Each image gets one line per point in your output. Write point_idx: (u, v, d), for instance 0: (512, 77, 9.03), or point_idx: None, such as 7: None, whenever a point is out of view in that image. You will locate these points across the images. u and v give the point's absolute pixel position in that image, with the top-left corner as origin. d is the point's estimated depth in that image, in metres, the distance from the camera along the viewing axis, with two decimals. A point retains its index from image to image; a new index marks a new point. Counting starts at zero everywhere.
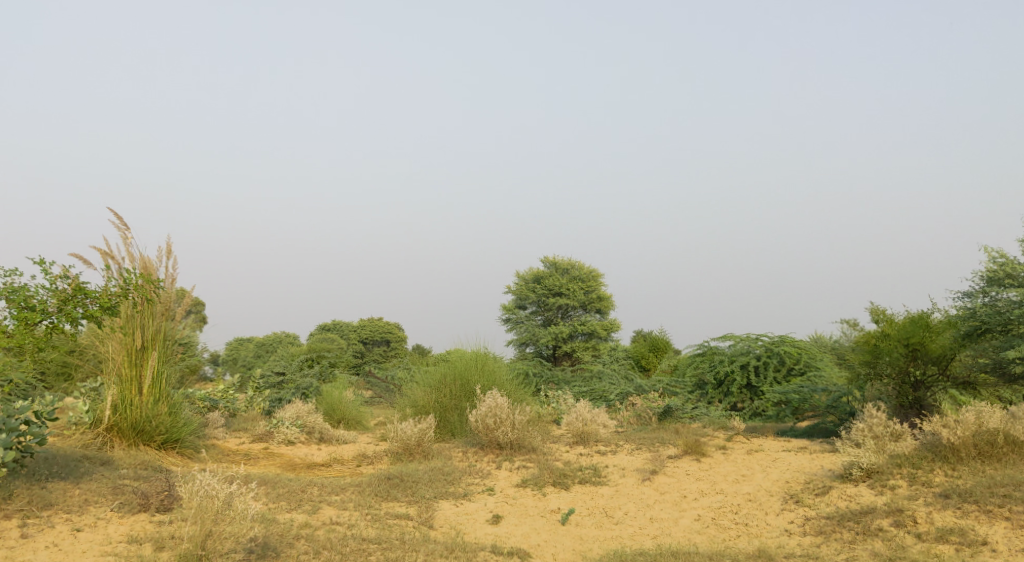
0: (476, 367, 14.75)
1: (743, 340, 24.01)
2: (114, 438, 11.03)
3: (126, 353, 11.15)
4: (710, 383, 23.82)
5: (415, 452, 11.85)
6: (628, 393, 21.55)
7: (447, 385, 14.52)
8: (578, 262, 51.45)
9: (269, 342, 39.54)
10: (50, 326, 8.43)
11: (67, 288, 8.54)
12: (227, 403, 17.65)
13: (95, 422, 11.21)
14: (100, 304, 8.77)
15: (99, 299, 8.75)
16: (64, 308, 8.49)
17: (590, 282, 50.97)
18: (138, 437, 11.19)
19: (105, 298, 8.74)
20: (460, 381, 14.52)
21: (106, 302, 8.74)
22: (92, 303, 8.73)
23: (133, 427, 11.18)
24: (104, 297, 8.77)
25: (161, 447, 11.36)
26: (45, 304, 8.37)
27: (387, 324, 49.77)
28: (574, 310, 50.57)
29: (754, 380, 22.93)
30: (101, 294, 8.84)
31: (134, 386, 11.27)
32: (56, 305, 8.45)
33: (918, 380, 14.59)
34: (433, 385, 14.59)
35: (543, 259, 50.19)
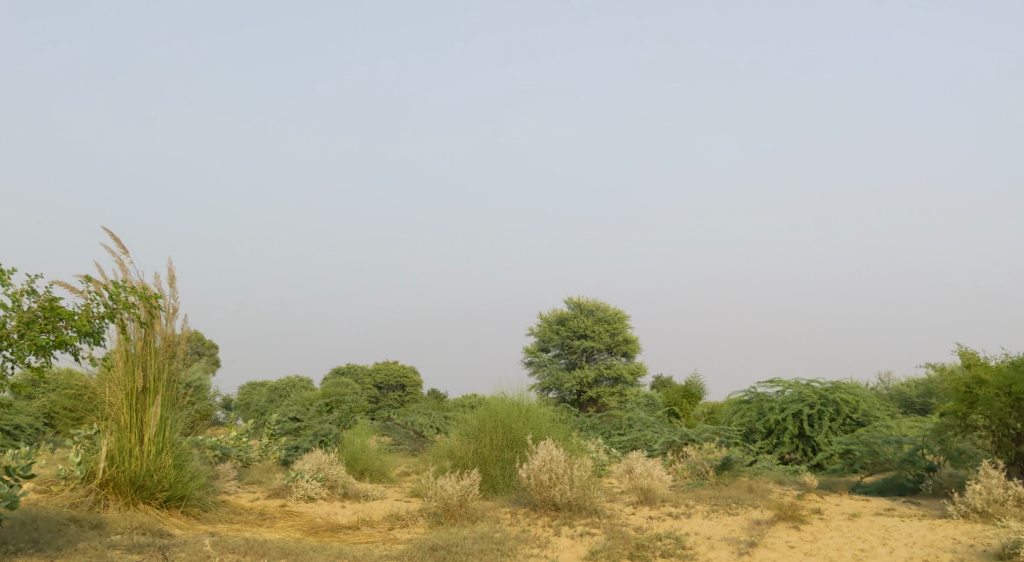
0: (518, 415, 13.14)
1: (794, 386, 22.27)
2: (108, 495, 9.51)
3: (124, 396, 9.74)
4: (759, 433, 22.06)
5: (455, 513, 10.20)
6: (674, 443, 19.86)
7: (487, 433, 12.91)
8: (603, 304, 49.92)
9: (283, 386, 37.98)
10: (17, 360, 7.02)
11: (33, 310, 7.15)
12: (240, 452, 16.05)
13: (88, 476, 9.70)
14: (78, 329, 7.36)
15: (76, 322, 7.34)
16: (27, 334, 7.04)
17: (616, 324, 49.29)
18: (135, 494, 9.62)
19: (83, 320, 7.30)
20: (500, 429, 12.92)
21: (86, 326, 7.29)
22: (66, 328, 7.32)
23: (131, 482, 9.63)
24: (81, 320, 7.36)
25: (163, 506, 9.78)
26: (4, 329, 6.97)
27: (402, 368, 48.18)
28: (599, 353, 48.87)
29: (808, 430, 21.16)
30: (78, 314, 7.42)
31: (133, 435, 9.76)
32: (19, 331, 7.05)
33: (1020, 433, 12.89)
34: (470, 433, 12.98)
35: (566, 300, 48.61)
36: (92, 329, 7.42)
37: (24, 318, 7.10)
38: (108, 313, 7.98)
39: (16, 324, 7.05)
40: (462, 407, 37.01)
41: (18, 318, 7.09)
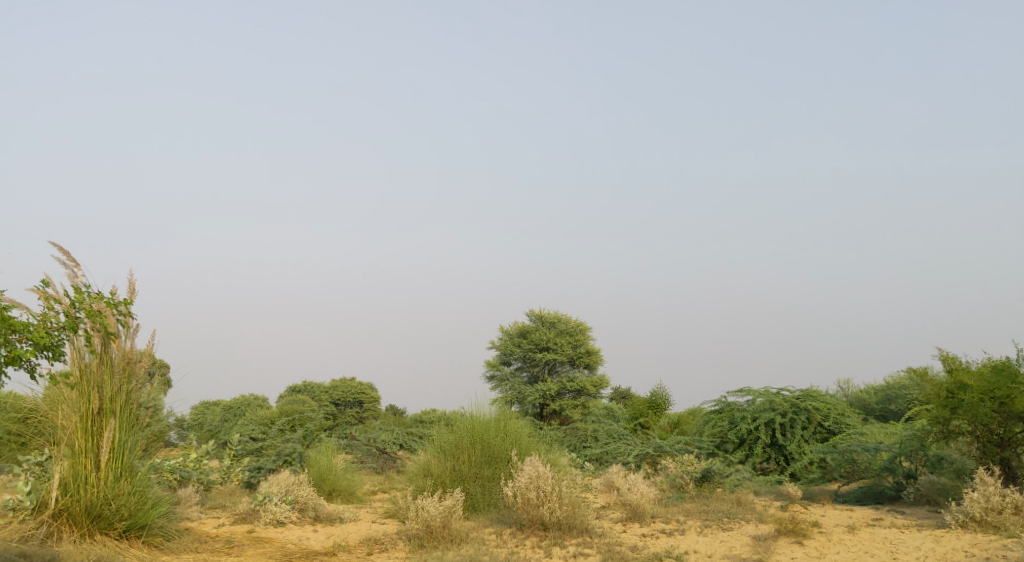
0: (495, 430, 12.61)
1: (765, 395, 22.10)
2: (62, 527, 8.77)
3: (79, 418, 9.04)
4: (731, 443, 21.83)
5: (438, 536, 9.57)
6: (647, 455, 19.53)
7: (464, 450, 12.35)
8: (565, 316, 49.66)
9: (237, 405, 36.75)
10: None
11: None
12: (200, 475, 15.23)
13: (39, 506, 8.93)
14: (34, 342, 6.80)
15: (32, 333, 6.79)
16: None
17: (579, 335, 49.01)
18: (92, 525, 8.88)
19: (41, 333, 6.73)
20: (478, 444, 12.38)
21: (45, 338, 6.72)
22: (22, 340, 6.78)
23: (87, 512, 8.90)
24: (38, 332, 6.81)
25: (123, 537, 9.06)
26: None
27: (359, 385, 47.22)
28: (562, 365, 48.54)
29: (780, 439, 20.99)
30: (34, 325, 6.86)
31: (89, 460, 9.03)
32: None
33: (1003, 438, 12.77)
34: (447, 450, 12.40)
35: (528, 311, 48.23)
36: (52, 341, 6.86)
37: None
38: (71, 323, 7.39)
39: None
40: (425, 422, 36.31)
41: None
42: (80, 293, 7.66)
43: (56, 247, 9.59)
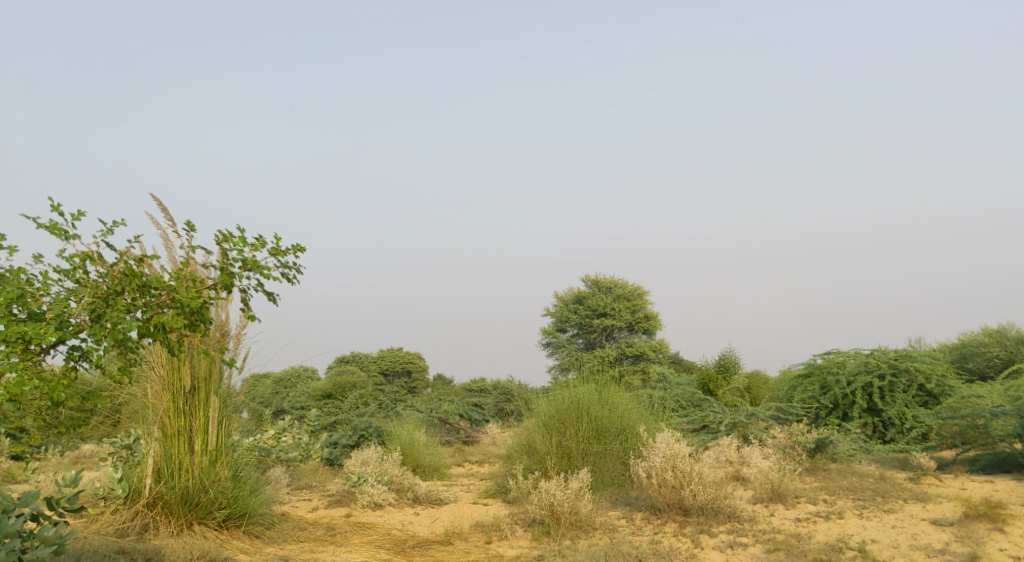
0: (601, 402, 11.57)
1: (860, 357, 20.71)
2: (157, 518, 7.95)
3: (170, 397, 8.21)
4: (825, 408, 20.54)
5: (566, 522, 8.50)
6: (738, 423, 18.34)
7: (571, 423, 11.33)
8: (621, 280, 48.39)
9: (289, 376, 36.18)
10: (93, 348, 5.63)
11: (110, 281, 5.78)
12: (280, 452, 14.47)
13: (132, 495, 8.12)
14: (178, 306, 5.95)
15: (175, 296, 5.93)
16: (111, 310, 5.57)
17: (636, 300, 47.71)
18: (190, 514, 8.06)
19: (189, 294, 5.86)
20: (585, 417, 11.34)
21: (196, 304, 5.87)
22: (163, 304, 5.96)
23: (183, 500, 8.07)
24: (181, 294, 5.94)
25: (222, 526, 8.22)
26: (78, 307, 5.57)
27: (408, 354, 46.64)
28: (619, 331, 47.36)
29: (879, 404, 19.66)
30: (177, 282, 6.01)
31: (182, 442, 8.20)
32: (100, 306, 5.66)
33: None
34: (552, 424, 11.39)
35: (584, 277, 47.00)
36: (201, 305, 6.01)
37: (96, 292, 5.67)
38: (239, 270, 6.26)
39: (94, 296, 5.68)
40: (480, 391, 35.51)
41: (89, 290, 5.68)
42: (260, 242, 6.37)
43: (154, 200, 8.54)
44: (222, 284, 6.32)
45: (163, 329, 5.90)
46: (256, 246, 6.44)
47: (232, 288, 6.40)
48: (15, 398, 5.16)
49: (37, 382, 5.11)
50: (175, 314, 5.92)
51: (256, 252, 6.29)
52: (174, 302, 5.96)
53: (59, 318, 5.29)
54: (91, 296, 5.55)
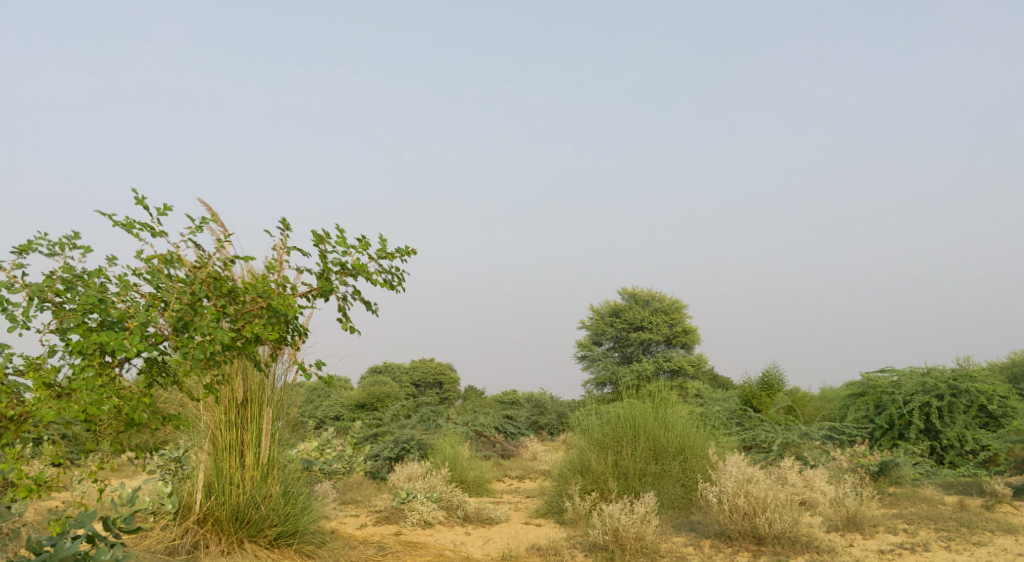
0: (657, 420, 11.08)
1: (917, 375, 19.94)
2: (208, 535, 7.65)
3: (221, 408, 7.93)
4: (880, 428, 19.80)
5: (632, 549, 8.05)
6: (790, 443, 17.66)
7: (626, 442, 10.86)
8: (659, 293, 47.72)
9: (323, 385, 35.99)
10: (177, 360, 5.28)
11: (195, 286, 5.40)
12: (322, 465, 14.15)
13: (182, 511, 7.84)
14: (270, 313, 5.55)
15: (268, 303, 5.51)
16: (199, 319, 5.23)
17: (675, 314, 47.00)
18: (241, 532, 7.75)
19: (284, 301, 5.51)
20: (641, 435, 10.87)
21: (290, 313, 5.52)
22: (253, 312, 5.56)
23: (234, 516, 7.77)
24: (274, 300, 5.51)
25: (273, 545, 7.90)
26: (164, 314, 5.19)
27: (440, 365, 46.36)
28: (657, 345, 46.65)
29: (938, 425, 18.89)
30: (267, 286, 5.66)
31: (233, 456, 7.90)
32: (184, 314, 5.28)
33: None
34: (606, 443, 10.93)
35: (621, 290, 46.40)
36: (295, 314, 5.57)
37: (183, 299, 5.35)
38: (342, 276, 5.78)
39: (179, 303, 5.36)
40: (511, 403, 35.07)
41: (175, 297, 5.36)
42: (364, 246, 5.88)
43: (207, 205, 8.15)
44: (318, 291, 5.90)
45: (254, 341, 5.56)
46: (361, 250, 5.98)
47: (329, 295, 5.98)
48: (94, 416, 4.86)
49: (117, 398, 4.78)
50: (267, 324, 5.56)
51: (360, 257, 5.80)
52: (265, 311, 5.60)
53: (143, 326, 4.93)
54: (177, 305, 5.20)
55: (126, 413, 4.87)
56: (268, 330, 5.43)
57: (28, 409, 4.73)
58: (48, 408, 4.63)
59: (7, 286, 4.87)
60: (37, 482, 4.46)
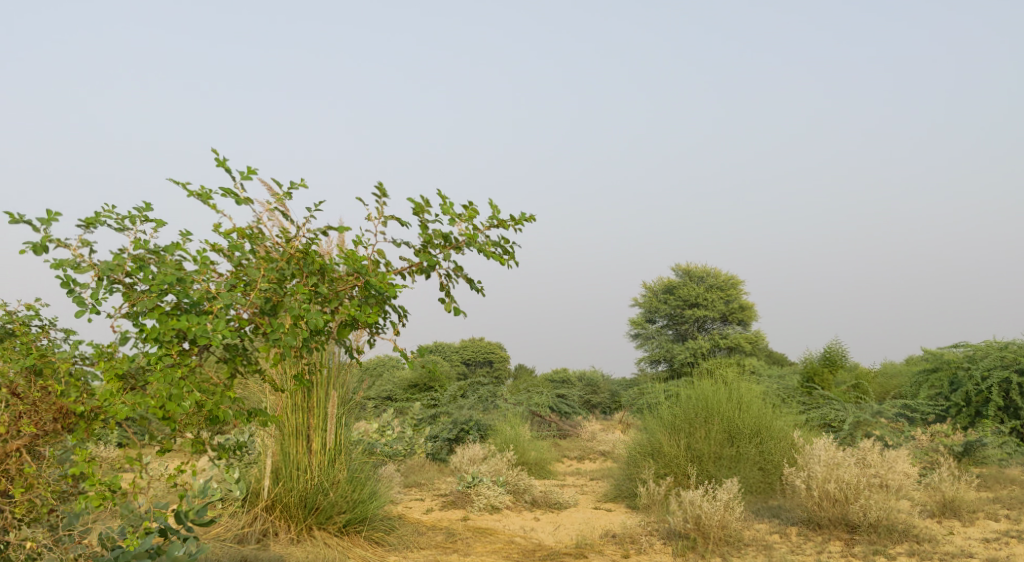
0: (730, 400, 10.63)
1: (996, 350, 19.03)
2: (277, 523, 7.46)
3: (286, 393, 7.71)
4: (955, 406, 18.97)
5: (715, 538, 7.65)
6: (862, 422, 16.96)
7: (700, 424, 10.43)
8: (713, 269, 46.81)
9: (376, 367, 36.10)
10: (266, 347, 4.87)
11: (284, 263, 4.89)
12: (383, 447, 13.99)
13: (250, 498, 7.66)
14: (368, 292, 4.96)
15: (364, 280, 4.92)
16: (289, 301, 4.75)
17: (730, 290, 46.07)
18: (310, 519, 7.55)
19: (382, 280, 4.89)
20: (715, 417, 10.43)
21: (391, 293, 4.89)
22: (349, 289, 5.00)
23: (303, 503, 7.57)
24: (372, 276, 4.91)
25: (342, 532, 7.69)
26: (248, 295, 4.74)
27: (490, 344, 46.23)
28: (711, 321, 45.80)
29: (1019, 401, 18.00)
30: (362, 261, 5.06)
31: (300, 442, 7.69)
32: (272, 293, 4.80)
33: None
34: (679, 425, 10.52)
35: (675, 266, 45.60)
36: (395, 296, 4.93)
37: (271, 277, 4.86)
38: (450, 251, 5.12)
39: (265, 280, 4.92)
40: (564, 382, 34.74)
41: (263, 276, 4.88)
42: (475, 215, 5.22)
43: None
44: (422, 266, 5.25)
45: (351, 325, 5.02)
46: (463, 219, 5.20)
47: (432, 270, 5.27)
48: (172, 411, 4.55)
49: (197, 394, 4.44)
50: (365, 305, 4.98)
51: (470, 230, 5.16)
52: (364, 290, 5.02)
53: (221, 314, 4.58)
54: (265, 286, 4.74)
55: (211, 408, 4.54)
56: (367, 314, 4.86)
57: (101, 405, 4.48)
58: (121, 405, 4.37)
59: (75, 268, 4.54)
60: (110, 487, 4.21)
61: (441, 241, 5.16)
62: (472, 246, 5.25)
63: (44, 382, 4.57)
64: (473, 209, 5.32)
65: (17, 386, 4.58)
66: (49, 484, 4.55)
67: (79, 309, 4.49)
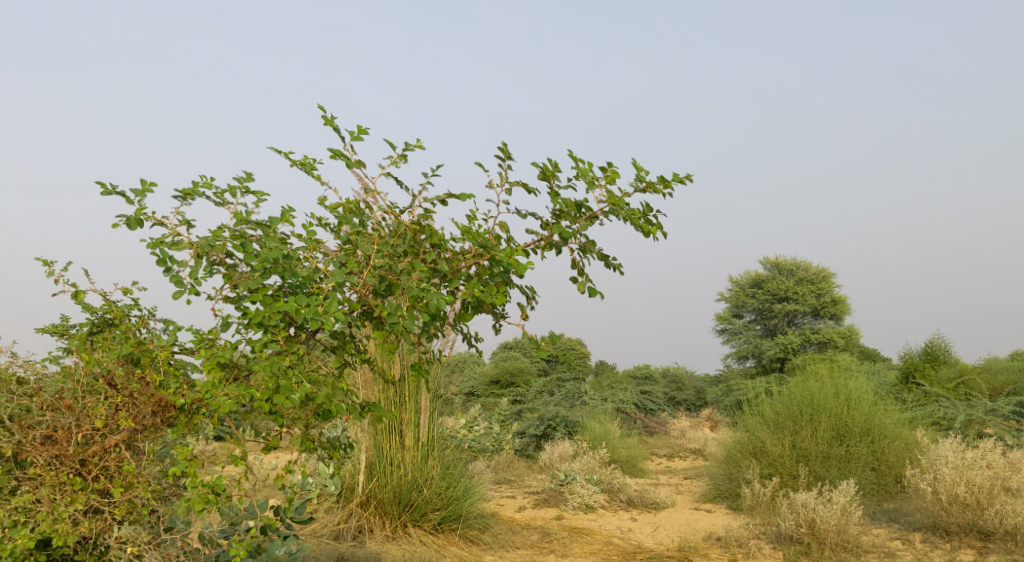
0: (839, 397, 10.02)
1: None
2: (372, 519, 7.33)
3: (379, 388, 7.57)
4: None
5: (832, 543, 7.15)
6: (975, 421, 15.94)
7: (807, 422, 9.87)
8: (804, 262, 45.24)
9: None
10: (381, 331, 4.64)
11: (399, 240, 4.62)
12: (472, 443, 13.83)
13: (344, 493, 7.56)
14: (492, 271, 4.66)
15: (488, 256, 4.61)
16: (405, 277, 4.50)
17: (822, 283, 44.44)
18: (405, 515, 7.40)
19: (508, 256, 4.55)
20: (823, 414, 9.84)
21: (519, 270, 4.55)
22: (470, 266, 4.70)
23: (397, 499, 7.42)
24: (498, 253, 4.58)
25: (437, 529, 7.51)
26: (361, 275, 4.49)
27: (573, 341, 45.84)
28: (802, 316, 44.27)
29: None
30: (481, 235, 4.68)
31: (393, 438, 7.55)
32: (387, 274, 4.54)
33: None
34: (783, 422, 9.98)
35: (763, 259, 44.26)
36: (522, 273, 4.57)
37: (385, 255, 4.58)
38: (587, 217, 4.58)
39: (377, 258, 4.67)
40: (649, 379, 34.09)
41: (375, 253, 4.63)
42: (618, 176, 4.61)
43: None
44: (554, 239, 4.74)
45: (473, 307, 4.74)
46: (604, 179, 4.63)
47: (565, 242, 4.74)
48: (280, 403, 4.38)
49: (307, 385, 4.24)
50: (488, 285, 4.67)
51: (612, 194, 4.57)
52: (488, 268, 4.73)
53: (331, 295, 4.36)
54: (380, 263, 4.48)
55: (324, 400, 4.34)
56: (492, 294, 4.54)
57: (203, 396, 4.34)
58: (224, 398, 4.21)
59: (174, 245, 4.40)
60: (213, 490, 4.08)
61: (577, 207, 4.63)
62: (616, 214, 4.65)
63: (144, 372, 4.46)
64: (614, 171, 4.72)
65: (114, 378, 4.48)
66: (149, 483, 4.46)
67: (177, 289, 4.33)
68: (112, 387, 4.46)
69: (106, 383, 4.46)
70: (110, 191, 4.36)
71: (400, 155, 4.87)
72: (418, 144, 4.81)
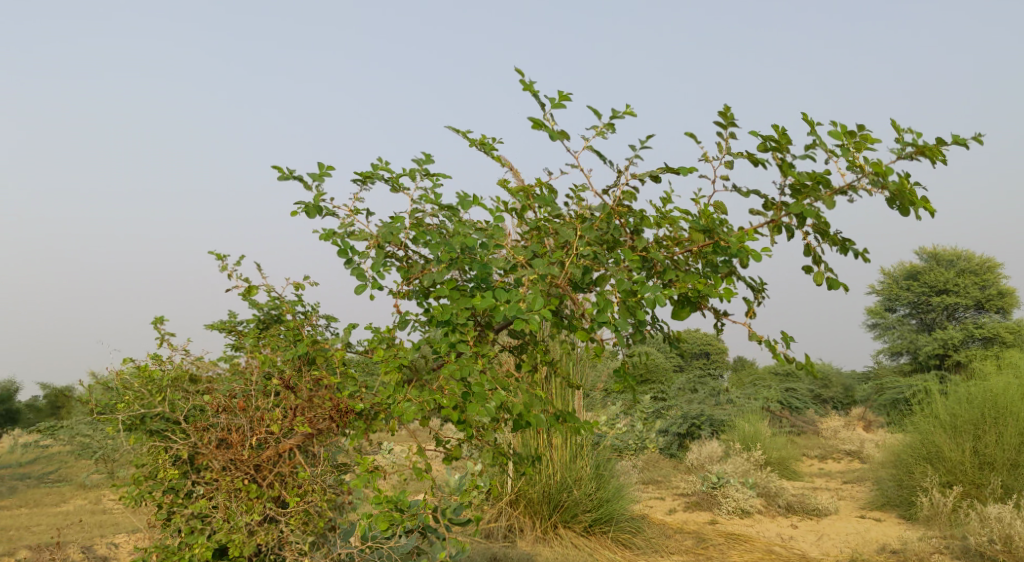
0: None
1: None
2: (522, 519, 7.18)
3: None
4: None
5: None
6: None
7: (992, 428, 8.93)
8: (966, 252, 41.95)
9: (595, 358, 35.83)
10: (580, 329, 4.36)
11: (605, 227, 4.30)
12: (615, 439, 13.52)
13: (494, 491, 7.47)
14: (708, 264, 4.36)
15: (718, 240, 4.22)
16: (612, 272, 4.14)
17: (987, 274, 41.05)
18: (555, 516, 7.20)
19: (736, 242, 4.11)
20: (1010, 419, 8.89)
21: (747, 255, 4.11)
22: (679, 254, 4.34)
23: (547, 500, 7.23)
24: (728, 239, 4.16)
25: (589, 531, 7.25)
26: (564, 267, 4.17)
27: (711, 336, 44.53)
28: (964, 310, 41.07)
29: None
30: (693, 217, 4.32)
31: (543, 437, 7.37)
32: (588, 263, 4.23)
33: None
34: (963, 426, 9.08)
35: (919, 249, 41.37)
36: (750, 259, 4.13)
37: (591, 240, 4.20)
38: (829, 199, 4.11)
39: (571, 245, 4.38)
40: (794, 376, 32.55)
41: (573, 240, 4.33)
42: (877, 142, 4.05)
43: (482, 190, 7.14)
44: (781, 224, 4.25)
45: (690, 304, 4.32)
46: (856, 151, 4.07)
47: (797, 225, 4.27)
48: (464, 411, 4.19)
49: (501, 392, 4.06)
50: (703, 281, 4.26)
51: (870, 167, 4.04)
52: (702, 259, 4.38)
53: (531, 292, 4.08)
54: (584, 251, 4.17)
55: (521, 410, 4.13)
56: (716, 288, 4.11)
57: (381, 402, 4.26)
58: (408, 406, 4.08)
59: (352, 237, 4.29)
60: (396, 507, 4.02)
61: (817, 184, 4.14)
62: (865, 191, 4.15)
63: (319, 373, 4.50)
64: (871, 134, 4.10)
65: (290, 380, 4.52)
66: (322, 491, 4.43)
67: (359, 283, 4.24)
68: (287, 390, 4.50)
69: (281, 385, 4.51)
70: (286, 175, 4.27)
71: (607, 124, 4.34)
72: (627, 108, 4.34)
